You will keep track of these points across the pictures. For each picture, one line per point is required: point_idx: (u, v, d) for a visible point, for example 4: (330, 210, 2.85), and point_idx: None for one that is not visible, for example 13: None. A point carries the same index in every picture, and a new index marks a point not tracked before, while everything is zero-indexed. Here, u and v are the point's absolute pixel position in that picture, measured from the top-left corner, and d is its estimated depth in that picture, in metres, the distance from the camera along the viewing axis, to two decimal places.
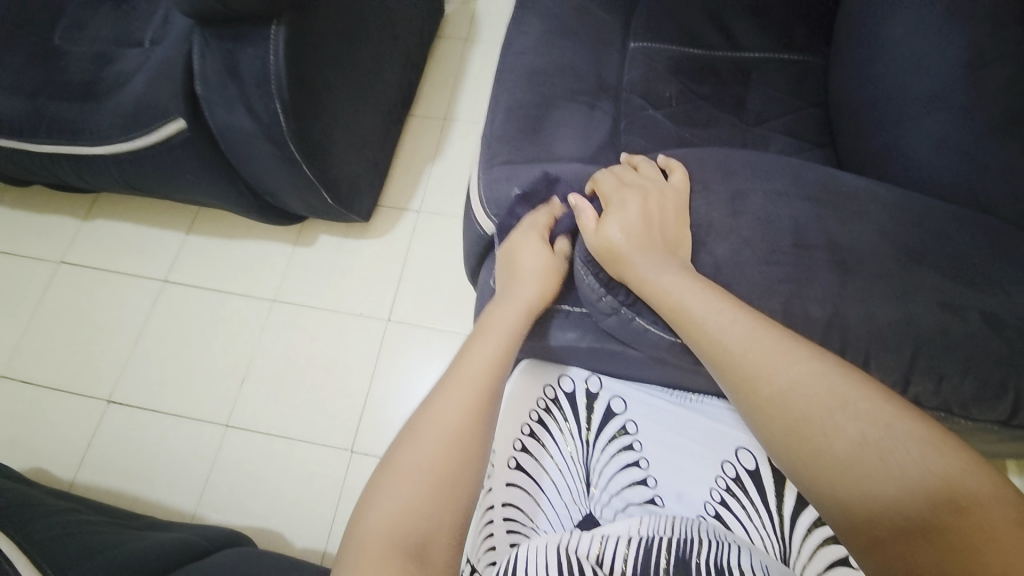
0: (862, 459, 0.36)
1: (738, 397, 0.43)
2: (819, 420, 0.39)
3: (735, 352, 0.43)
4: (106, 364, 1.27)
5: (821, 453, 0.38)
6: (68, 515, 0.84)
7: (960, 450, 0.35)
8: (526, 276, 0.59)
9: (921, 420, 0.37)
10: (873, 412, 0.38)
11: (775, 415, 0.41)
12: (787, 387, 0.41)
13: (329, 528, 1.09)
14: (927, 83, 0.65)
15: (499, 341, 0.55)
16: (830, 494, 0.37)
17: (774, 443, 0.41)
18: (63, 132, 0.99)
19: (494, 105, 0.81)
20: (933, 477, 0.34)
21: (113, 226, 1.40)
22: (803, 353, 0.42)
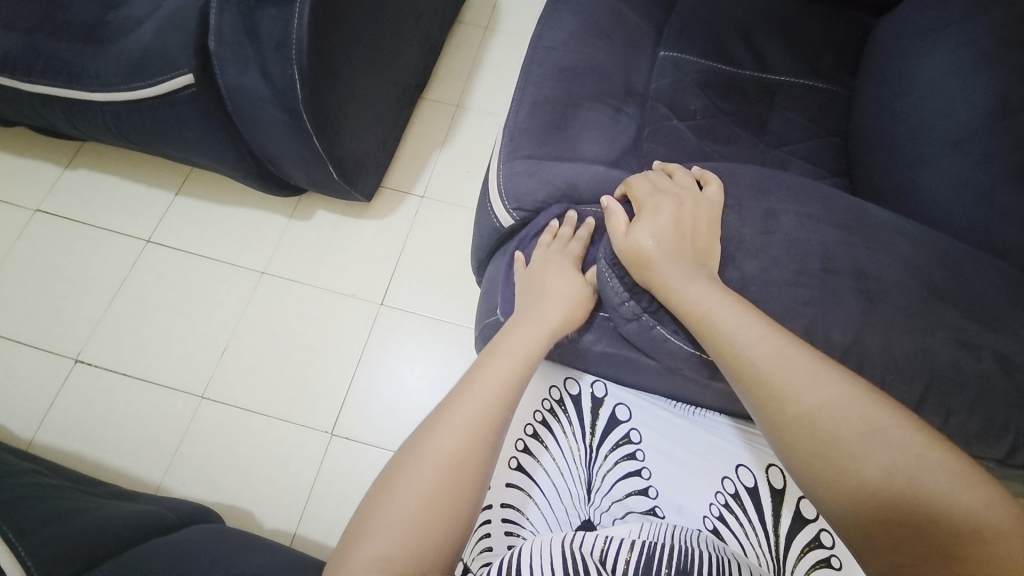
0: (891, 487, 0.37)
1: (761, 414, 0.43)
2: (847, 444, 0.39)
3: (764, 369, 0.43)
4: (77, 321, 1.20)
5: (848, 478, 0.38)
6: (28, 477, 0.79)
7: (985, 483, 0.36)
8: (550, 297, 0.59)
9: (950, 450, 0.38)
10: (903, 440, 0.38)
11: (799, 435, 0.40)
12: (815, 408, 0.40)
13: (301, 511, 1.06)
14: (951, 125, 0.67)
15: (518, 358, 0.54)
16: (852, 521, 0.37)
17: (795, 464, 0.41)
18: (59, 72, 0.93)
19: (520, 97, 0.79)
20: (962, 511, 0.35)
21: (98, 177, 1.33)
22: (835, 376, 0.42)
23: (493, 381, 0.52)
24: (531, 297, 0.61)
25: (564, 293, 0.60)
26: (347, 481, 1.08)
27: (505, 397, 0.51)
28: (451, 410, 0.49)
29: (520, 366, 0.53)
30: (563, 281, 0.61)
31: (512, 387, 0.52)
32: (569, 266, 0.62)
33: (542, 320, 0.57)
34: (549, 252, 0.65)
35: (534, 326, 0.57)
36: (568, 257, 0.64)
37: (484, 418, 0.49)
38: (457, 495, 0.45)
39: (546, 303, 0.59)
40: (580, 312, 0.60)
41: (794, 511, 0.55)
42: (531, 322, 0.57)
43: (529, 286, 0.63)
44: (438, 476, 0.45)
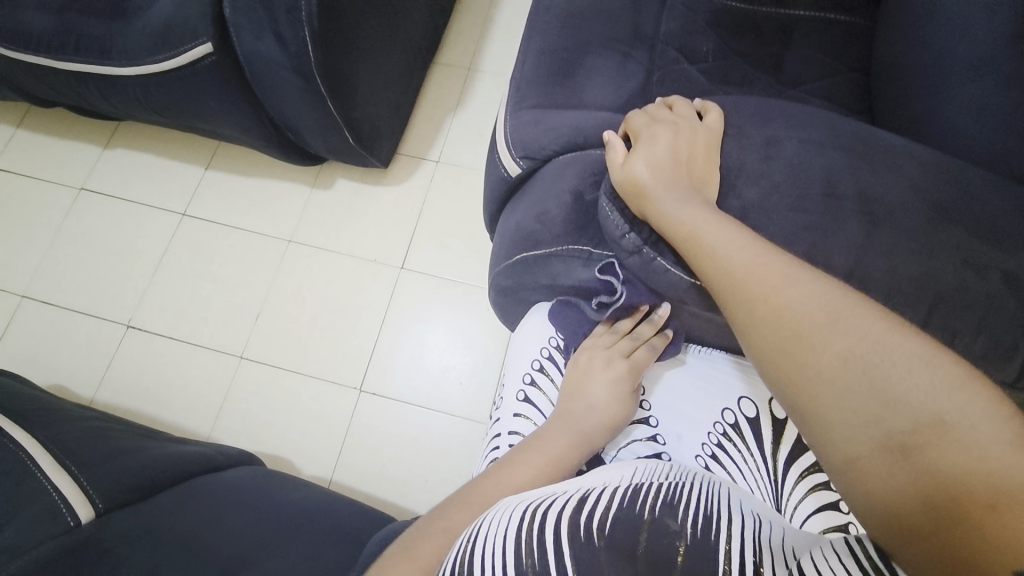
0: (847, 374, 0.38)
1: (733, 320, 0.45)
2: (810, 337, 0.40)
3: (738, 277, 0.45)
4: (126, 291, 1.30)
5: (806, 369, 0.40)
6: (91, 423, 0.88)
7: (958, 371, 0.36)
8: (595, 414, 0.60)
9: (920, 339, 0.38)
10: (868, 331, 0.39)
11: (768, 333, 0.42)
12: (786, 306, 0.42)
13: (336, 460, 1.14)
14: (976, 47, 0.64)
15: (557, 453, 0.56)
16: (811, 410, 0.40)
17: (762, 361, 0.43)
18: (92, 50, 0.99)
19: (526, 48, 0.80)
20: (920, 394, 0.36)
21: (134, 155, 1.40)
22: (808, 276, 0.43)
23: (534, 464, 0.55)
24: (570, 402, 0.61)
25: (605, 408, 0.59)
26: (377, 433, 1.15)
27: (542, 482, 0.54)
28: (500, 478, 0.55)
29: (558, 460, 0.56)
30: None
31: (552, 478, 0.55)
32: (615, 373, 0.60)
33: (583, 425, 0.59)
34: (599, 346, 0.62)
35: (576, 429, 0.59)
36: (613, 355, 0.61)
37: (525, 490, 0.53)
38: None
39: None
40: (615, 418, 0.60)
41: (793, 441, 0.57)
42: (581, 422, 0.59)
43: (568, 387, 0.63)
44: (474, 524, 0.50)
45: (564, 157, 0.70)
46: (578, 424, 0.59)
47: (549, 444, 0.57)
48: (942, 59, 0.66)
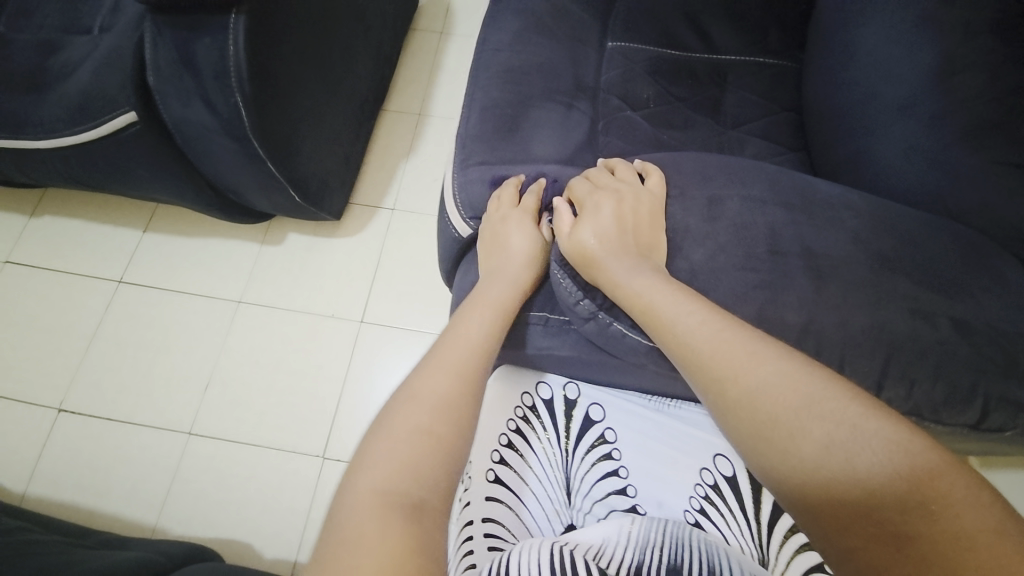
0: (830, 462, 0.37)
1: (706, 398, 0.43)
2: (786, 422, 0.39)
3: (703, 352, 0.44)
4: (57, 371, 1.19)
5: (789, 455, 0.38)
6: (13, 537, 0.78)
7: (932, 450, 0.36)
8: (513, 267, 0.60)
9: (891, 420, 0.37)
10: (840, 412, 0.38)
11: (742, 416, 0.41)
12: (755, 388, 0.41)
13: (300, 538, 1.05)
14: (897, 90, 0.66)
15: (480, 334, 0.54)
16: (800, 499, 0.38)
17: (742, 445, 0.41)
18: (5, 124, 0.92)
19: (469, 104, 0.79)
20: (900, 484, 0.35)
21: (63, 222, 1.31)
22: (771, 353, 0.42)
23: (454, 352, 0.51)
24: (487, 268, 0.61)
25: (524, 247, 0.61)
26: None
27: (468, 363, 0.50)
28: (417, 384, 0.48)
29: (483, 339, 0.53)
30: (519, 235, 0.62)
31: (481, 354, 0.52)
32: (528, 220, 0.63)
33: (499, 297, 0.57)
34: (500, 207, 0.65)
35: (502, 281, 0.59)
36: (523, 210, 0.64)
37: (453, 379, 0.49)
38: (437, 463, 0.43)
39: (513, 266, 0.60)
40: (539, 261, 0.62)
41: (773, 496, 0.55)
42: (503, 278, 0.59)
43: (488, 244, 0.63)
44: (416, 436, 0.44)
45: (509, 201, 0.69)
46: (482, 316, 0.55)
47: (488, 292, 0.58)
48: (867, 101, 0.69)
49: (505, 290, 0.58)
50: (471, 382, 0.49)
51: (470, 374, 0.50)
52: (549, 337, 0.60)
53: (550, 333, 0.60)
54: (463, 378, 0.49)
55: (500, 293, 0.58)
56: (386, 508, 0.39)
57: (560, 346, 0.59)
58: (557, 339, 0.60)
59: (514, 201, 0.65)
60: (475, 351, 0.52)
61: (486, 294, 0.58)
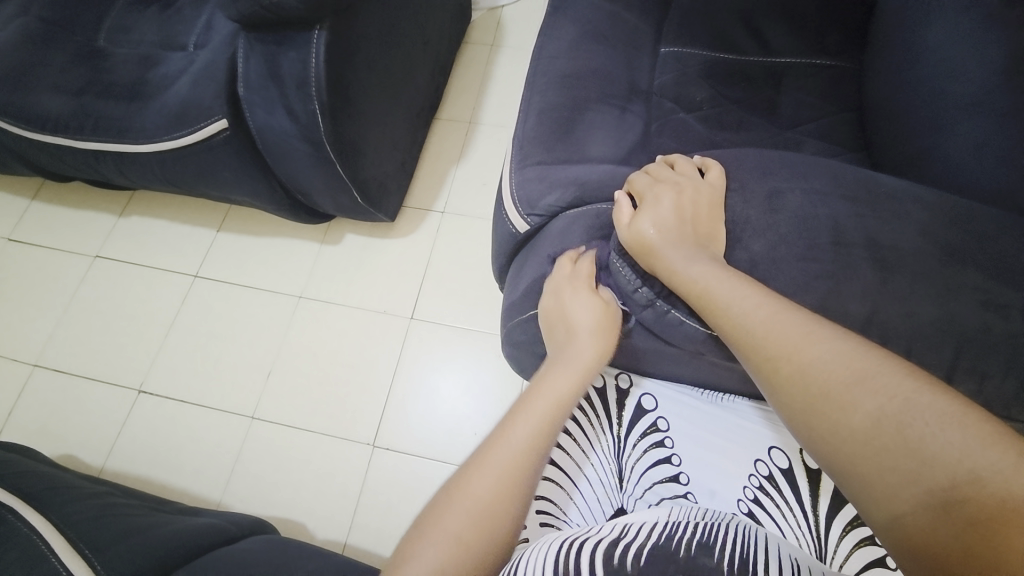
0: (879, 433, 0.37)
1: (759, 376, 0.45)
2: (836, 395, 0.39)
3: (756, 334, 0.45)
4: (138, 355, 1.31)
5: (838, 428, 0.39)
6: (103, 499, 0.86)
7: (986, 423, 0.35)
8: (578, 350, 0.59)
9: (945, 394, 0.37)
10: (891, 385, 0.38)
11: (795, 391, 0.42)
12: (807, 365, 0.42)
13: (350, 521, 1.10)
14: (965, 88, 0.66)
15: (537, 426, 0.53)
16: (849, 470, 0.38)
17: (795, 421, 0.42)
18: (110, 130, 1.04)
19: (527, 107, 0.83)
20: (953, 451, 0.34)
21: (148, 221, 1.45)
22: (827, 333, 0.43)
23: (503, 458, 0.50)
24: (556, 346, 0.61)
25: (588, 318, 0.60)
26: (392, 489, 1.12)
27: (515, 474, 0.50)
28: (466, 480, 0.50)
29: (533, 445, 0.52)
30: (583, 309, 0.60)
31: (529, 465, 0.51)
32: (584, 290, 0.61)
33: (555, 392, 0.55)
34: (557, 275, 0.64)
35: (568, 361, 0.58)
36: (581, 277, 0.63)
37: (500, 485, 0.49)
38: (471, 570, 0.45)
39: (575, 346, 0.59)
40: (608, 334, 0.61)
41: (832, 492, 0.55)
42: (563, 371, 0.57)
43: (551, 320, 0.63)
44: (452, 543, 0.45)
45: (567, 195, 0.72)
46: (541, 405, 0.54)
47: (556, 379, 0.57)
48: (932, 100, 0.68)
49: (565, 387, 0.56)
50: (516, 492, 0.49)
51: (515, 476, 0.50)
52: (604, 325, 0.62)
53: None
54: (509, 482, 0.49)
55: (560, 390, 0.56)
56: None
57: (616, 332, 0.61)
58: (612, 327, 0.62)
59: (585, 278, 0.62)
60: (529, 445, 0.51)
61: (545, 387, 0.56)
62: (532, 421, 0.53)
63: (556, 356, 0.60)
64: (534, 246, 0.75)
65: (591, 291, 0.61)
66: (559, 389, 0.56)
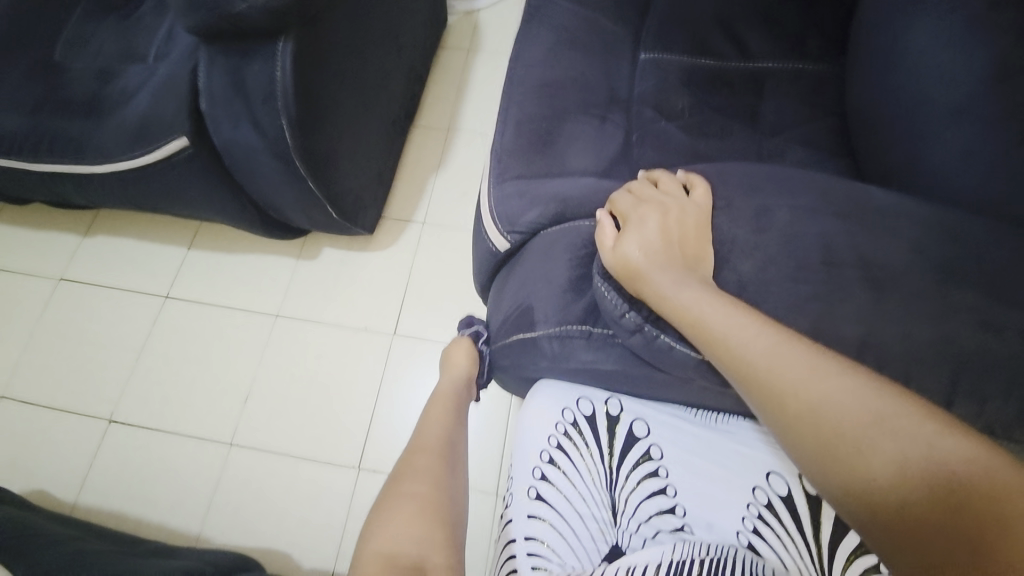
0: (903, 480, 0.36)
1: (766, 413, 0.42)
2: (854, 438, 0.38)
3: (760, 368, 0.42)
4: (107, 382, 1.24)
5: (859, 473, 0.37)
6: (70, 544, 0.81)
7: (1005, 466, 0.35)
8: (455, 370, 0.78)
9: (963, 435, 0.37)
10: (910, 426, 0.37)
11: (807, 432, 0.40)
12: (819, 403, 0.40)
13: (336, 549, 1.06)
14: (948, 94, 0.64)
15: (442, 420, 0.71)
16: (871, 516, 0.37)
17: (807, 463, 0.40)
18: (65, 149, 0.98)
19: (504, 119, 0.79)
20: (981, 499, 0.34)
21: (113, 241, 1.38)
22: (833, 367, 0.41)
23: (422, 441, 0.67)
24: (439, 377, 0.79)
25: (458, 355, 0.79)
26: None
27: (435, 445, 0.67)
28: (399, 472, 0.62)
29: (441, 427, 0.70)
30: (455, 356, 0.78)
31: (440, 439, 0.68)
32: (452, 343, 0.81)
33: (445, 391, 0.76)
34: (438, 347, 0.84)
35: (450, 379, 0.77)
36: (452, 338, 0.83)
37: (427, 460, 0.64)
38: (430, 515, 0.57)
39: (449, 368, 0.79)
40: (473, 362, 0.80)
41: (832, 517, 0.53)
42: (449, 383, 0.77)
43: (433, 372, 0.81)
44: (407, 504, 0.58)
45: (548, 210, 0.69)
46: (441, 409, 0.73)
47: (439, 397, 0.75)
48: (916, 107, 0.67)
49: (449, 382, 0.77)
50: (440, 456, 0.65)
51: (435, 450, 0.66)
52: (593, 348, 0.59)
53: (594, 344, 0.59)
54: (431, 456, 0.65)
55: (447, 388, 0.76)
56: (396, 560, 0.52)
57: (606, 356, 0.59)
58: (601, 351, 0.59)
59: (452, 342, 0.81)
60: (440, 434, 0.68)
61: (437, 395, 0.76)
62: (441, 416, 0.71)
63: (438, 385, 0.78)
64: (516, 265, 0.72)
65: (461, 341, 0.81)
66: (448, 388, 0.76)
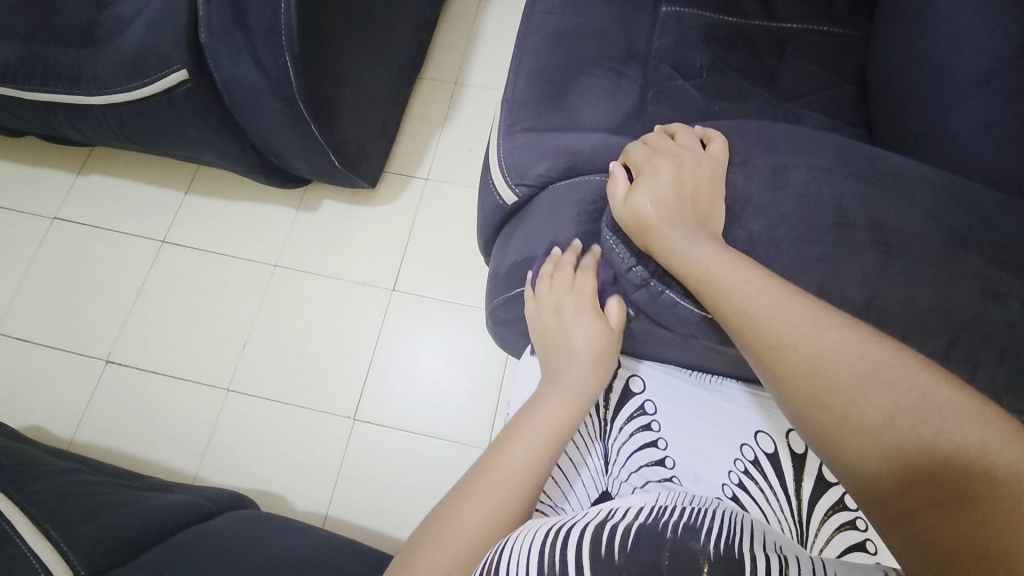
0: (892, 429, 0.35)
1: (762, 366, 0.43)
2: (847, 388, 0.38)
3: (762, 320, 0.43)
4: (104, 324, 1.24)
5: (848, 422, 0.37)
6: (68, 476, 0.83)
7: (1003, 420, 0.33)
8: (582, 361, 0.59)
9: (962, 389, 0.35)
10: (905, 379, 0.37)
11: (800, 384, 0.40)
12: (816, 354, 0.40)
13: (331, 494, 1.09)
14: (976, 62, 0.63)
15: (548, 430, 0.56)
16: (855, 466, 0.37)
17: (799, 414, 0.41)
18: (59, 78, 0.94)
19: (517, 68, 0.77)
20: (969, 449, 0.32)
21: (109, 181, 1.35)
22: (835, 321, 0.41)
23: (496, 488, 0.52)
24: (553, 357, 0.61)
25: (590, 341, 0.59)
26: (374, 462, 1.11)
27: (512, 505, 0.52)
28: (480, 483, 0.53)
29: (526, 481, 0.53)
30: (584, 335, 0.59)
31: (523, 495, 0.52)
32: (586, 313, 0.59)
33: (552, 419, 0.56)
34: (557, 287, 0.60)
35: (574, 372, 0.59)
36: (580, 296, 0.59)
37: (512, 485, 0.52)
38: None
39: (571, 373, 0.59)
40: (607, 353, 0.59)
41: (816, 474, 0.55)
42: (574, 377, 0.59)
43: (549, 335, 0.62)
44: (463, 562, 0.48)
45: (561, 162, 0.68)
46: (559, 404, 0.57)
47: (557, 396, 0.58)
48: (940, 75, 0.65)
49: (561, 411, 0.57)
50: (525, 492, 0.52)
51: (525, 478, 0.53)
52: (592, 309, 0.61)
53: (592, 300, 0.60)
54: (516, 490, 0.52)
55: (555, 416, 0.57)
56: None
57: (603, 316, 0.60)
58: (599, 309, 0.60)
59: (570, 284, 0.60)
60: (538, 452, 0.55)
61: (539, 414, 0.57)
62: (545, 424, 0.56)
63: (552, 371, 0.61)
64: (519, 223, 0.72)
65: (593, 317, 0.59)
66: (573, 393, 0.58)
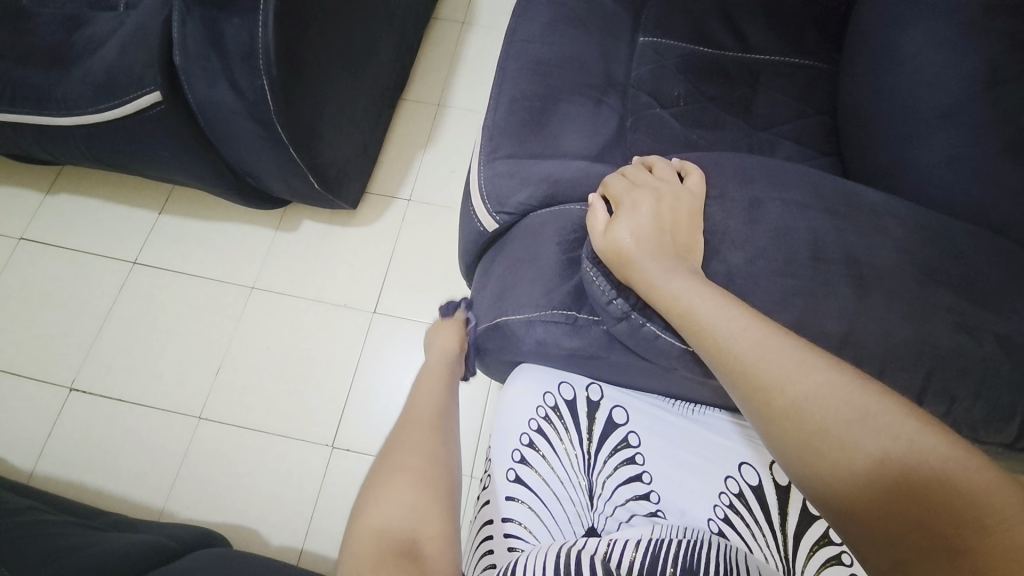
0: (883, 476, 0.35)
1: (749, 406, 0.42)
2: (835, 433, 0.37)
3: (747, 360, 0.42)
4: (70, 349, 1.19)
5: (839, 469, 0.37)
6: (28, 516, 0.78)
7: (986, 468, 0.34)
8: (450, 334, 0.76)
9: (947, 435, 0.36)
10: (893, 425, 0.36)
11: (789, 427, 0.39)
12: (802, 397, 0.39)
13: (308, 526, 1.05)
14: (942, 98, 0.65)
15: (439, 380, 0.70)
16: (848, 513, 0.36)
17: (788, 457, 0.40)
18: (27, 99, 0.91)
19: (497, 95, 0.77)
20: (960, 498, 0.33)
21: (79, 201, 1.31)
22: (819, 363, 0.41)
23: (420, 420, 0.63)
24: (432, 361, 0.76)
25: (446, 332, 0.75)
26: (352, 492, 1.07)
27: (431, 428, 0.62)
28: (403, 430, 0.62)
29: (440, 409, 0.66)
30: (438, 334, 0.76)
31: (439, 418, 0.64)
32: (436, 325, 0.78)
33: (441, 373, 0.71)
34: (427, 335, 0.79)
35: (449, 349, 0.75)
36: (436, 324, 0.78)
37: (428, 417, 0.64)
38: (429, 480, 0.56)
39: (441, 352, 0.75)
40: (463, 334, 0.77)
41: (800, 508, 0.54)
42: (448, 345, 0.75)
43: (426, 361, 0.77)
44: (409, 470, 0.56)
45: (540, 190, 0.68)
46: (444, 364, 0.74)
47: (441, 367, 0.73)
48: (907, 109, 0.67)
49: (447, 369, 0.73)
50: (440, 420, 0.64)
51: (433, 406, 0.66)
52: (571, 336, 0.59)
53: (572, 324, 0.59)
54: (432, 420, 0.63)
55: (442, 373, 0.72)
56: (386, 539, 0.49)
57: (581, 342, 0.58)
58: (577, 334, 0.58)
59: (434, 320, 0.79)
60: (438, 390, 0.69)
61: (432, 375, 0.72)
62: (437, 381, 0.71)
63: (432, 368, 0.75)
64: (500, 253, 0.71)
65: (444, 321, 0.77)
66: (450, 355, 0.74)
